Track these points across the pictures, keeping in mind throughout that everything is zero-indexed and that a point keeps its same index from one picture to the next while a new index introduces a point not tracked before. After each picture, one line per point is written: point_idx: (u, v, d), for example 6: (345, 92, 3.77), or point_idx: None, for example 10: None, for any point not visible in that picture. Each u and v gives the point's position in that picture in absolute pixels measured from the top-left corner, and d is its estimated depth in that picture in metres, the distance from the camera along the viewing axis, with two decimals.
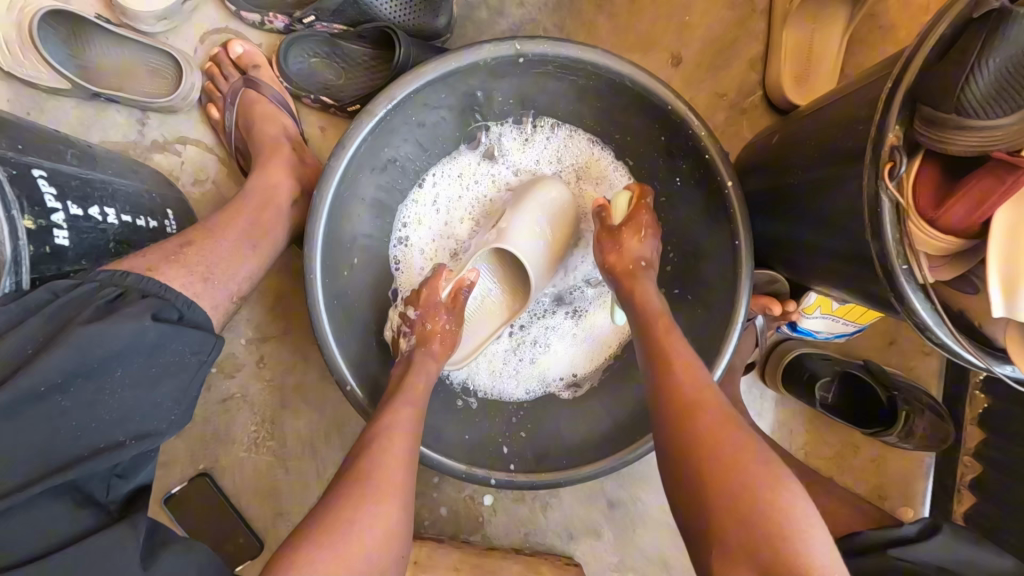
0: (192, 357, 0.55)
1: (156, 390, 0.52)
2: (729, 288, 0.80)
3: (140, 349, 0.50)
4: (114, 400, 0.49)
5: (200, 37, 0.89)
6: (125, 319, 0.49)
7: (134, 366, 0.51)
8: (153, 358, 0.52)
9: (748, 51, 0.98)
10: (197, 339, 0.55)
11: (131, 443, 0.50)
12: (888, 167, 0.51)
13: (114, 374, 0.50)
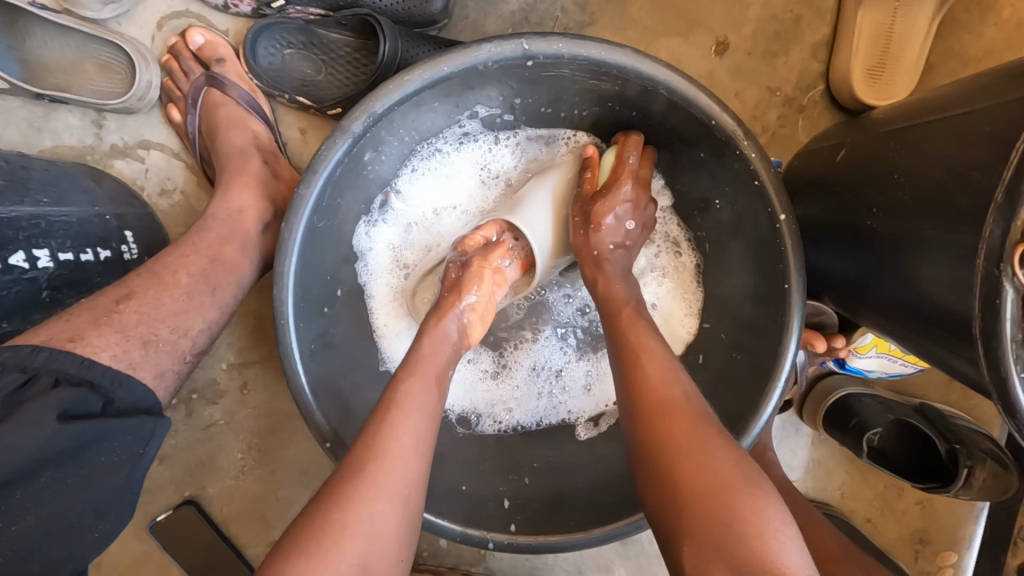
0: (126, 452, 0.47)
1: (71, 505, 0.44)
2: (769, 337, 0.66)
3: (45, 462, 0.42)
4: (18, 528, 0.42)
5: (158, 23, 0.76)
6: (23, 430, 0.41)
7: (49, 477, 0.43)
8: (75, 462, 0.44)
9: (810, 34, 0.81)
10: (124, 435, 0.46)
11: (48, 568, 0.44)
12: (1020, 250, 0.38)
13: (14, 497, 0.42)
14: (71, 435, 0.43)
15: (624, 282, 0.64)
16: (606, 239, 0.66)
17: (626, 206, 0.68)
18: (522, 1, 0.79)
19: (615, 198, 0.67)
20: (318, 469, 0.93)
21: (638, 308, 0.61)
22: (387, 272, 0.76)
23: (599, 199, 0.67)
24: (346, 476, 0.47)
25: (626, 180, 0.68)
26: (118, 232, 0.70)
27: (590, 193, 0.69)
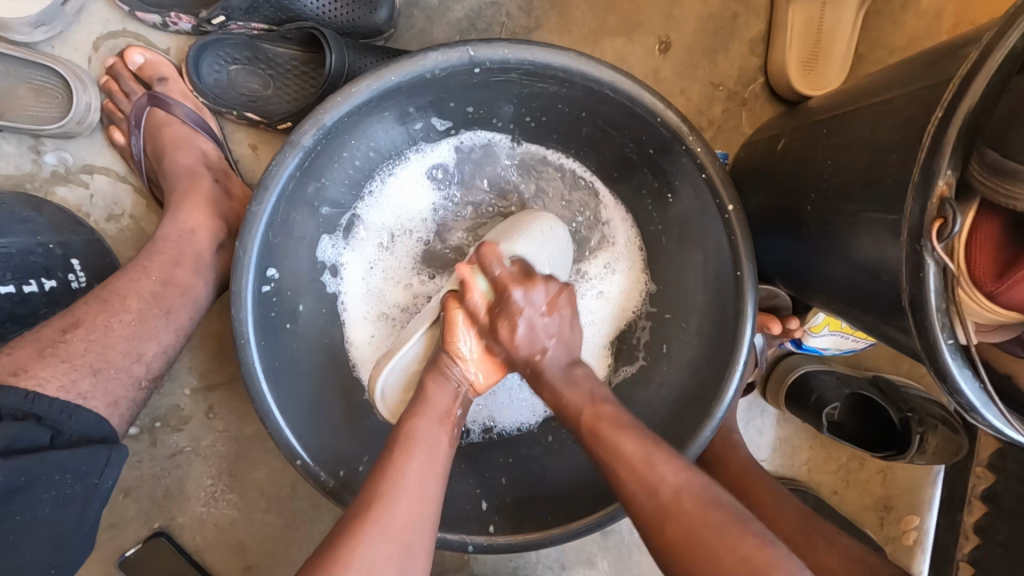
0: (77, 483, 0.47)
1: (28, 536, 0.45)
2: (727, 322, 0.69)
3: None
4: None
5: (94, 44, 0.74)
6: None
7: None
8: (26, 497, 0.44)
9: (748, 30, 0.84)
10: (75, 464, 0.47)
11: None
12: (936, 226, 0.40)
13: None
14: (19, 467, 0.43)
15: (571, 386, 0.62)
16: (530, 350, 0.63)
17: (529, 311, 0.63)
18: (469, 8, 0.79)
19: (514, 319, 0.62)
20: (292, 489, 0.91)
21: (597, 408, 0.59)
22: (355, 287, 0.77)
23: (498, 326, 0.63)
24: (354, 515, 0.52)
25: (512, 289, 0.62)
26: (63, 260, 0.70)
27: (483, 325, 0.64)
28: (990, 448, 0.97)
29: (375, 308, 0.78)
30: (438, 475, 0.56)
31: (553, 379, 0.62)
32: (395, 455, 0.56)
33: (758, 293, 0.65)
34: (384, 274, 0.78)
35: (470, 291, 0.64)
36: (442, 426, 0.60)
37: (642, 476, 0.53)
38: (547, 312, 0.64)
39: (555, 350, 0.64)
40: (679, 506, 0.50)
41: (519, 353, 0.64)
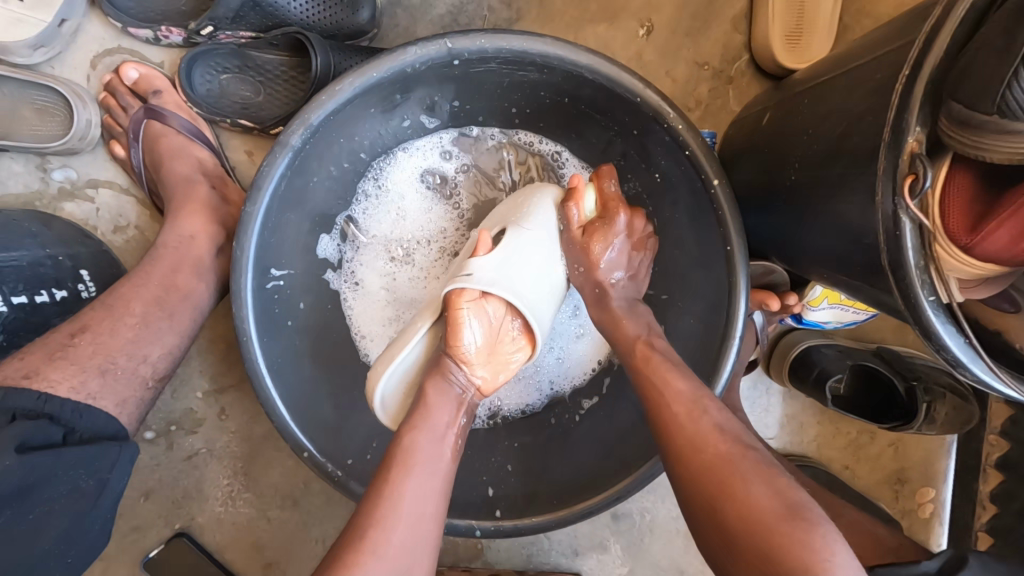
0: (87, 484, 0.48)
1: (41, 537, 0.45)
2: (720, 296, 0.69)
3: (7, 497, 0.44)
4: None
5: (91, 62, 0.77)
6: None
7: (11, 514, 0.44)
8: (35, 498, 0.45)
9: (729, 7, 0.84)
10: (83, 459, 0.48)
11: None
12: (907, 182, 0.40)
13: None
14: (29, 464, 0.45)
15: (633, 316, 0.66)
16: (605, 274, 0.68)
17: (624, 236, 0.69)
18: (450, 4, 0.81)
19: (612, 235, 0.68)
20: (306, 485, 0.94)
21: (650, 339, 0.63)
22: (355, 285, 0.78)
23: (595, 238, 0.68)
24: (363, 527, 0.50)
25: (620, 212, 0.68)
26: (73, 271, 0.72)
27: (580, 237, 0.69)
28: (1002, 415, 0.96)
29: (375, 304, 0.79)
30: (438, 491, 0.55)
31: (619, 305, 0.67)
32: (394, 472, 0.54)
33: (749, 265, 0.65)
34: (382, 270, 0.79)
35: (579, 202, 0.69)
36: (444, 441, 0.59)
37: (688, 414, 0.54)
38: (630, 244, 0.69)
39: (622, 279, 0.69)
40: (709, 439, 0.51)
41: (597, 274, 0.69)
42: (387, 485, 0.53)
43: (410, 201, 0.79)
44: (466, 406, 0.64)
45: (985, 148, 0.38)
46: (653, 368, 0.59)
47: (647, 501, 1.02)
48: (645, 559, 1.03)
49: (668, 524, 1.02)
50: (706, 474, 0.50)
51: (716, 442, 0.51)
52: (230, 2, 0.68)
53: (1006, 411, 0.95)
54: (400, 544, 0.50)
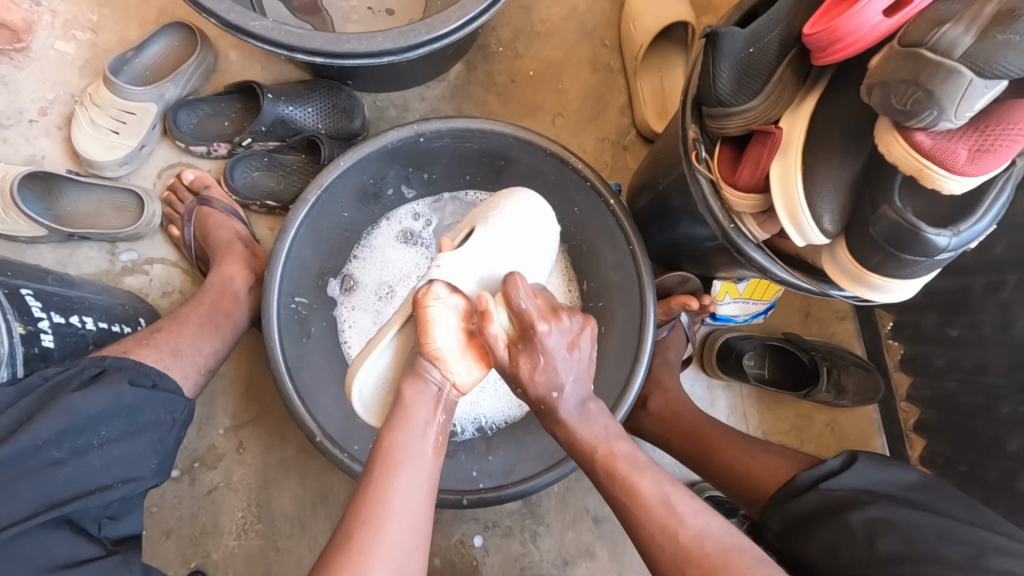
0: (166, 418, 0.67)
1: (137, 443, 0.63)
2: (633, 283, 0.93)
3: (121, 410, 0.62)
4: (101, 452, 0.60)
5: (158, 173, 1.05)
6: (106, 385, 0.61)
7: (119, 426, 0.62)
8: (134, 419, 0.63)
9: (616, 101, 1.18)
10: (169, 401, 0.67)
11: (119, 486, 0.60)
12: (694, 154, 0.67)
13: (99, 433, 0.60)
14: (135, 395, 0.63)
15: (586, 423, 0.71)
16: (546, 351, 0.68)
17: (556, 340, 0.68)
18: (418, 115, 1.14)
19: (537, 355, 0.68)
20: (313, 512, 1.04)
21: (611, 447, 0.70)
22: (352, 311, 1.01)
23: (521, 360, 0.68)
24: (347, 543, 0.59)
25: (539, 325, 0.67)
26: (134, 316, 0.85)
27: (507, 356, 0.69)
28: (904, 382, 1.11)
29: (368, 324, 1.01)
30: (424, 489, 0.65)
31: (568, 416, 0.71)
32: (382, 476, 0.63)
33: (650, 265, 0.91)
34: (373, 299, 1.03)
35: (489, 323, 0.66)
36: (425, 445, 0.67)
37: (665, 520, 0.63)
38: (569, 343, 0.70)
39: (571, 389, 0.71)
40: (701, 547, 0.61)
41: (536, 388, 0.70)
42: (377, 489, 0.62)
43: (390, 252, 1.05)
44: (445, 404, 0.70)
45: (722, 125, 0.65)
46: (624, 479, 0.67)
47: None
48: (630, 562, 1.10)
49: None
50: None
51: (705, 550, 0.61)
52: (265, 120, 0.99)
53: (906, 378, 1.11)
54: (395, 540, 0.60)
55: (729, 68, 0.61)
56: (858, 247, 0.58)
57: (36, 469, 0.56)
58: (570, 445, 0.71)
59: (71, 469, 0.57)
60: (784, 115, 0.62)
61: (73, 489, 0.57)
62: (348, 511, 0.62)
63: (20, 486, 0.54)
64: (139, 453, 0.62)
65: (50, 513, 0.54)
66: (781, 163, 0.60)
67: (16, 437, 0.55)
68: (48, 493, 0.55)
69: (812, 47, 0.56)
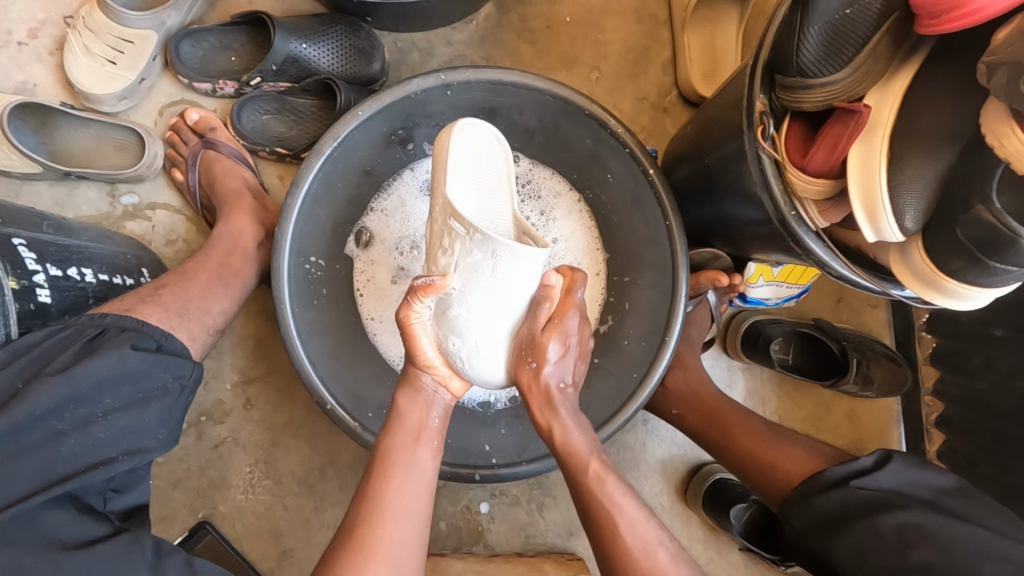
0: (174, 383, 0.61)
1: (145, 412, 0.57)
2: (668, 263, 0.87)
3: (125, 377, 0.57)
4: (105, 422, 0.54)
5: (160, 110, 0.97)
6: (106, 353, 0.56)
7: (123, 393, 0.57)
8: (140, 385, 0.58)
9: (660, 57, 1.08)
10: (177, 366, 0.62)
11: (123, 460, 0.55)
12: (759, 129, 0.60)
13: (103, 401, 0.55)
14: (138, 361, 0.58)
15: (580, 429, 0.70)
16: (555, 381, 0.71)
17: (575, 340, 0.72)
18: (442, 60, 1.04)
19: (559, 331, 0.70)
20: (320, 471, 1.03)
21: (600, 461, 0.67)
22: (371, 265, 0.96)
23: (552, 331, 0.70)
24: (341, 539, 0.60)
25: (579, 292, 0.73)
26: (136, 267, 0.80)
27: (540, 329, 0.71)
28: (933, 377, 1.08)
29: (388, 285, 0.96)
30: (424, 490, 0.65)
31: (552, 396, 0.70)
32: (379, 475, 0.64)
33: (686, 243, 0.86)
34: (390, 253, 0.97)
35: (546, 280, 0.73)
36: (422, 448, 0.68)
37: (644, 542, 0.62)
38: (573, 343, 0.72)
39: (559, 369, 0.71)
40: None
41: (543, 379, 0.70)
42: (376, 489, 0.63)
43: (412, 199, 0.98)
44: (439, 407, 0.73)
45: (802, 97, 0.57)
46: (604, 492, 0.65)
47: (635, 481, 1.10)
48: None
49: (655, 501, 1.11)
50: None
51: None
52: (276, 58, 0.90)
53: (935, 372, 1.07)
54: (394, 546, 0.60)
55: (819, 30, 0.53)
56: (936, 247, 0.52)
57: (36, 443, 0.51)
58: (562, 457, 0.69)
59: (74, 441, 0.53)
60: (869, 92, 0.55)
61: (75, 463, 0.52)
62: (348, 512, 0.63)
63: (20, 463, 0.50)
64: (145, 423, 0.57)
65: (49, 492, 0.50)
66: (863, 147, 0.53)
67: (17, 406, 0.51)
68: (48, 466, 0.51)
69: (919, 11, 0.49)
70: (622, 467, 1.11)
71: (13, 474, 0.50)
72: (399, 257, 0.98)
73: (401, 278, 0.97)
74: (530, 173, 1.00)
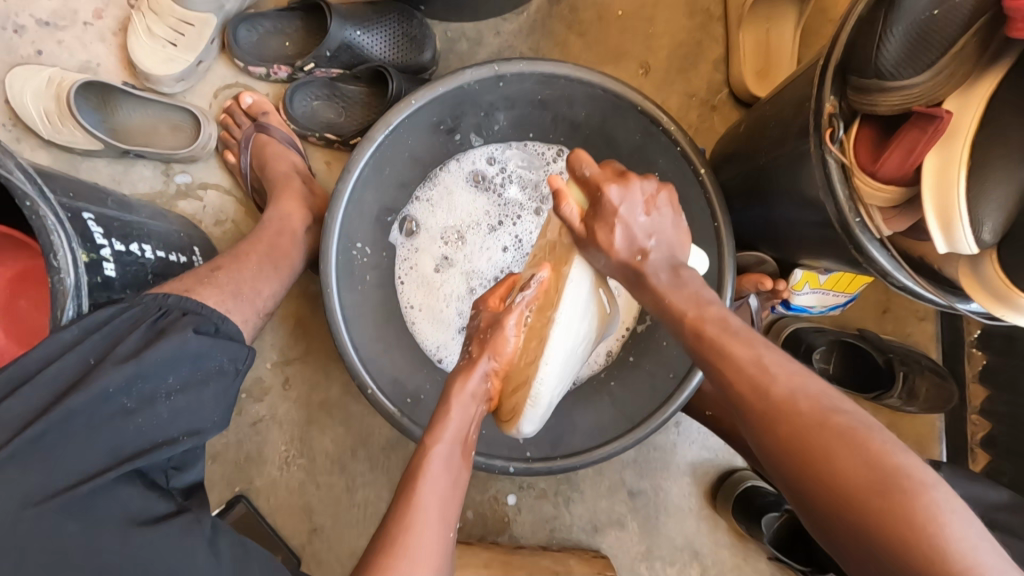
0: (229, 366, 0.64)
1: (203, 394, 0.60)
2: (714, 265, 0.85)
3: (186, 359, 0.59)
4: (168, 403, 0.57)
5: (214, 93, 0.99)
6: (171, 336, 0.58)
7: (184, 374, 0.59)
8: (200, 367, 0.60)
9: (712, 54, 1.05)
10: (233, 351, 0.64)
11: (184, 440, 0.57)
12: (828, 132, 0.58)
13: (167, 382, 0.57)
14: (199, 343, 0.60)
15: (676, 288, 0.60)
16: (630, 255, 0.62)
17: (630, 208, 0.61)
18: (490, 51, 1.04)
19: (612, 221, 0.60)
20: (353, 453, 1.05)
21: (702, 313, 0.58)
22: (416, 253, 1.00)
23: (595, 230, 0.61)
24: (378, 541, 0.57)
25: (607, 187, 0.60)
26: (188, 246, 0.83)
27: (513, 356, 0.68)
28: (980, 395, 1.04)
29: (432, 272, 1.00)
30: (455, 497, 0.63)
31: (658, 282, 0.61)
32: (415, 481, 0.61)
33: (734, 245, 0.83)
34: (436, 244, 1.00)
35: (565, 199, 0.60)
36: (459, 454, 0.65)
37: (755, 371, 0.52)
38: (650, 207, 0.62)
39: (659, 246, 0.62)
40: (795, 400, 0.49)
41: (617, 255, 0.62)
42: (413, 493, 0.60)
43: (458, 191, 1.01)
44: (480, 413, 0.70)
45: (876, 100, 0.55)
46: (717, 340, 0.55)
47: (664, 482, 1.10)
48: (660, 538, 1.10)
49: (683, 504, 1.10)
50: (832, 486, 0.45)
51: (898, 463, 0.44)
52: (331, 45, 0.92)
53: (983, 391, 1.03)
54: (428, 551, 0.57)
55: (903, 31, 0.51)
56: (1016, 263, 0.50)
57: (107, 420, 0.53)
58: (662, 314, 0.62)
59: (142, 420, 0.55)
60: (949, 97, 0.53)
61: (143, 441, 0.55)
62: (387, 513, 0.60)
63: (95, 438, 0.52)
64: (203, 404, 0.60)
65: (122, 467, 0.52)
66: (941, 155, 0.52)
67: (88, 385, 0.53)
68: (119, 443, 0.53)
69: (1013, 15, 0.46)
70: (650, 468, 1.10)
71: (88, 449, 0.51)
72: (444, 247, 1.01)
73: (445, 268, 1.01)
74: None
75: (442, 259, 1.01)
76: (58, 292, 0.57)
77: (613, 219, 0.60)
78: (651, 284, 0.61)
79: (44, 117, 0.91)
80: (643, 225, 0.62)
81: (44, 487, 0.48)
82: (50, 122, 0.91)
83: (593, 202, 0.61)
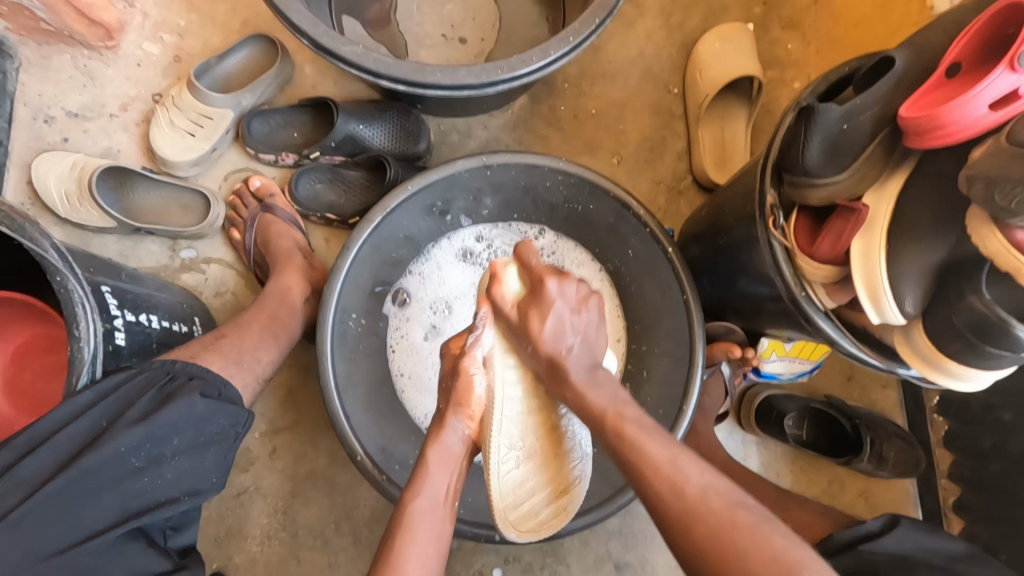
0: (230, 429, 0.66)
1: (205, 457, 0.63)
2: (684, 332, 0.92)
3: (191, 422, 0.62)
4: (173, 463, 0.60)
5: (225, 176, 1.08)
6: (179, 399, 0.61)
7: (189, 436, 0.62)
8: (203, 430, 0.63)
9: (676, 146, 1.19)
10: (234, 414, 0.67)
11: (184, 500, 0.60)
12: (771, 220, 0.68)
13: (172, 443, 0.60)
14: (204, 406, 0.63)
15: (594, 389, 0.64)
16: (555, 347, 0.66)
17: (563, 305, 0.68)
18: (479, 142, 1.16)
19: (547, 309, 0.66)
20: (336, 525, 1.04)
21: (620, 411, 0.63)
22: (408, 323, 1.05)
23: (530, 313, 0.66)
24: None
25: (548, 281, 0.68)
26: (192, 316, 0.89)
27: (517, 316, 0.68)
28: (946, 459, 1.08)
29: (422, 342, 1.06)
30: (437, 557, 0.61)
31: (578, 377, 0.65)
32: (395, 537, 0.61)
33: (703, 317, 0.90)
34: (428, 315, 1.07)
35: (500, 284, 0.70)
36: (441, 508, 0.64)
37: (669, 474, 0.56)
38: (571, 300, 0.69)
39: (580, 351, 0.67)
40: (707, 504, 0.54)
41: (545, 349, 0.66)
42: (393, 551, 0.59)
43: (449, 265, 1.08)
44: (462, 459, 0.69)
45: (805, 193, 0.66)
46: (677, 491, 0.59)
47: (650, 554, 1.09)
48: None
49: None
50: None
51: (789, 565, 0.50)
52: (336, 136, 1.02)
53: (948, 455, 1.08)
54: None
55: (820, 140, 0.62)
56: (937, 332, 0.58)
57: (115, 480, 0.56)
58: (581, 411, 0.64)
59: (147, 479, 0.58)
60: (867, 191, 0.63)
61: (145, 500, 0.57)
62: (370, 571, 0.59)
63: (100, 498, 0.55)
64: (204, 466, 0.62)
65: (124, 526, 0.55)
66: (864, 240, 0.61)
67: (101, 446, 0.56)
68: (123, 503, 0.56)
69: (906, 130, 0.57)
70: (636, 539, 1.10)
71: (95, 508, 0.54)
72: (435, 317, 1.07)
73: (433, 337, 1.06)
74: (555, 246, 1.09)
75: (434, 329, 1.07)
76: (74, 360, 0.61)
77: (543, 310, 0.66)
78: (568, 389, 0.65)
79: (64, 197, 0.98)
80: (569, 333, 0.67)
81: (53, 542, 0.52)
82: (69, 201, 0.98)
83: (527, 299, 0.68)
